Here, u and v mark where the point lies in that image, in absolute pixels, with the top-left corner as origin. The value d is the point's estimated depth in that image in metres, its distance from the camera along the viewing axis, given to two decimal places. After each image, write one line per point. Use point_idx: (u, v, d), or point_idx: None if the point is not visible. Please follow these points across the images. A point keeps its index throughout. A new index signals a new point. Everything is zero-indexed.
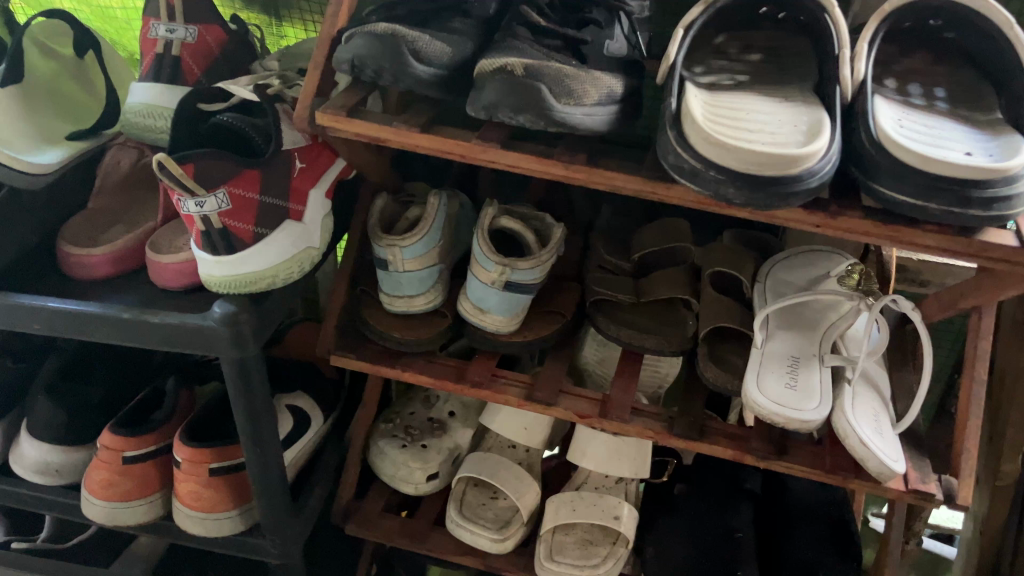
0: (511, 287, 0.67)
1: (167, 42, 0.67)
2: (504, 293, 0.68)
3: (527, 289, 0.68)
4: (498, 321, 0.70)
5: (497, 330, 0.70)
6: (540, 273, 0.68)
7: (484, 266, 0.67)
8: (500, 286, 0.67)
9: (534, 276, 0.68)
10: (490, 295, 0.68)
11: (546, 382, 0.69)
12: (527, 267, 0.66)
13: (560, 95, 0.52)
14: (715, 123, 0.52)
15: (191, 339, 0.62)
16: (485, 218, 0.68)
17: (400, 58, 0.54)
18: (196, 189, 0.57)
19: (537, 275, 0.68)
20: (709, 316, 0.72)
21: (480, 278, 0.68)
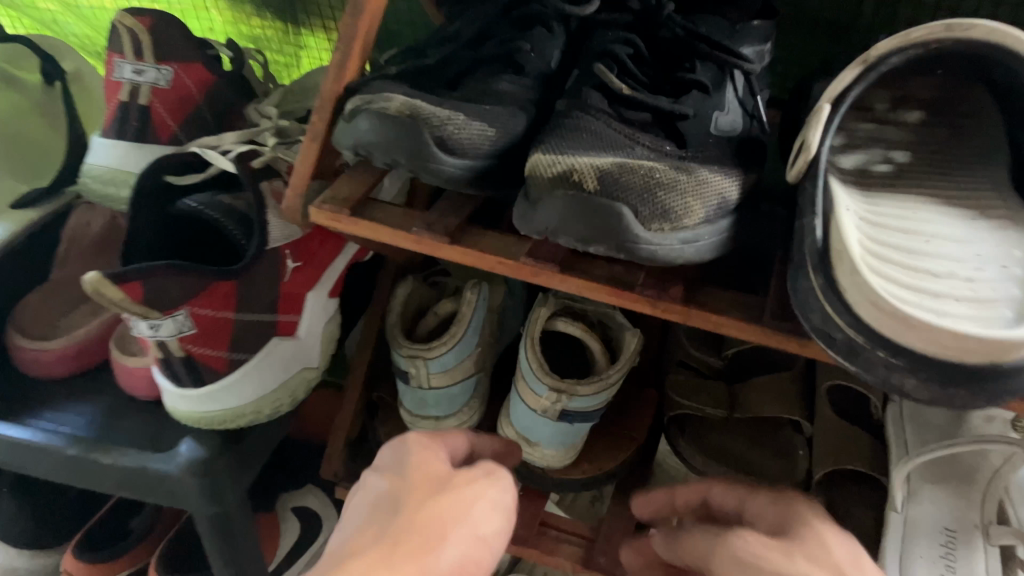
0: (568, 418, 0.52)
1: (133, 88, 0.51)
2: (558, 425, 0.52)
3: (589, 417, 0.52)
4: (548, 457, 0.54)
5: (545, 466, 0.55)
6: (607, 399, 0.52)
7: (534, 390, 0.51)
8: (553, 415, 0.51)
9: (598, 404, 0.52)
10: (540, 424, 0.52)
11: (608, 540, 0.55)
12: (590, 394, 0.50)
13: (652, 216, 0.36)
14: (882, 268, 0.35)
15: (154, 487, 0.48)
16: (536, 322, 0.52)
17: (422, 149, 0.38)
18: (148, 313, 0.42)
19: (602, 402, 0.52)
20: (828, 452, 0.55)
21: (527, 403, 0.52)
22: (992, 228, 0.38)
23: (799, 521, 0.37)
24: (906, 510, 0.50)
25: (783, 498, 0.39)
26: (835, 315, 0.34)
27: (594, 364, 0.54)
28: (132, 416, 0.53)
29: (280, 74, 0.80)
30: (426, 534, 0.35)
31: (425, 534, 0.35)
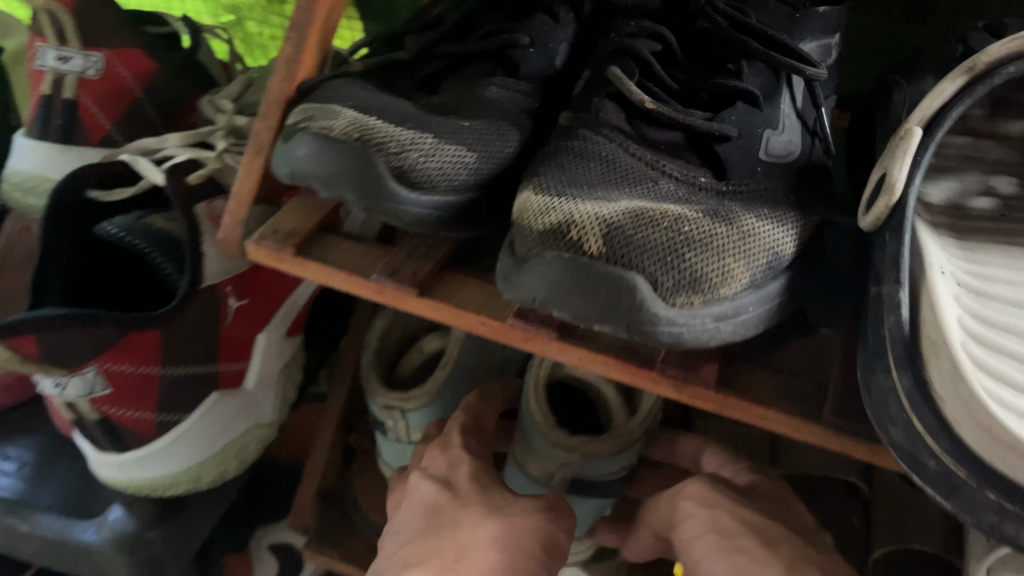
0: (581, 486, 0.43)
1: (56, 77, 0.42)
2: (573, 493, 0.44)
3: (607, 482, 0.43)
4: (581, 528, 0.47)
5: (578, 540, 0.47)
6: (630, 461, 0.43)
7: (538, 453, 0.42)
8: (561, 482, 0.43)
9: (619, 468, 0.43)
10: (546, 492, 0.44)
11: None
12: (605, 460, 0.41)
13: (675, 289, 0.26)
14: (998, 368, 0.25)
15: (77, 559, 0.41)
16: (536, 376, 0.42)
17: (374, 186, 0.29)
18: (47, 370, 0.34)
19: (622, 467, 0.43)
20: (889, 523, 0.46)
21: (530, 468, 0.43)
22: None
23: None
24: None
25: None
26: (928, 434, 0.25)
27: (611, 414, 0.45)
28: (62, 464, 0.46)
29: (251, 59, 0.70)
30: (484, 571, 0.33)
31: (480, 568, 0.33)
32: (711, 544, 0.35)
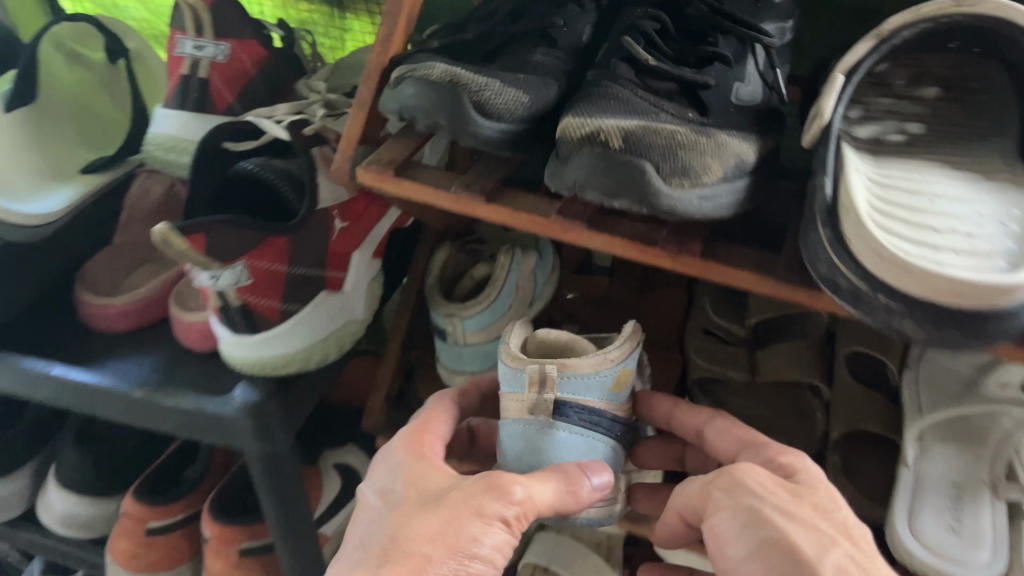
0: (570, 415, 0.43)
1: (193, 61, 0.55)
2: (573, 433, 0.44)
3: (594, 418, 0.44)
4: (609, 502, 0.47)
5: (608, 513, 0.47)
6: (622, 395, 0.46)
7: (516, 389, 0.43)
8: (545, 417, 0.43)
9: (608, 400, 0.45)
10: (533, 442, 0.43)
11: None
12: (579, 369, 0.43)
13: (671, 174, 0.38)
14: (889, 222, 0.37)
15: (211, 427, 0.52)
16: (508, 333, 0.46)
17: (460, 112, 0.41)
18: (208, 263, 0.46)
19: (612, 398, 0.46)
20: (846, 413, 0.57)
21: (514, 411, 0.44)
22: (993, 188, 0.40)
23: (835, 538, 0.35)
24: (917, 468, 0.54)
25: (821, 534, 0.37)
26: (842, 267, 0.37)
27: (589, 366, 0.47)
28: (189, 366, 0.58)
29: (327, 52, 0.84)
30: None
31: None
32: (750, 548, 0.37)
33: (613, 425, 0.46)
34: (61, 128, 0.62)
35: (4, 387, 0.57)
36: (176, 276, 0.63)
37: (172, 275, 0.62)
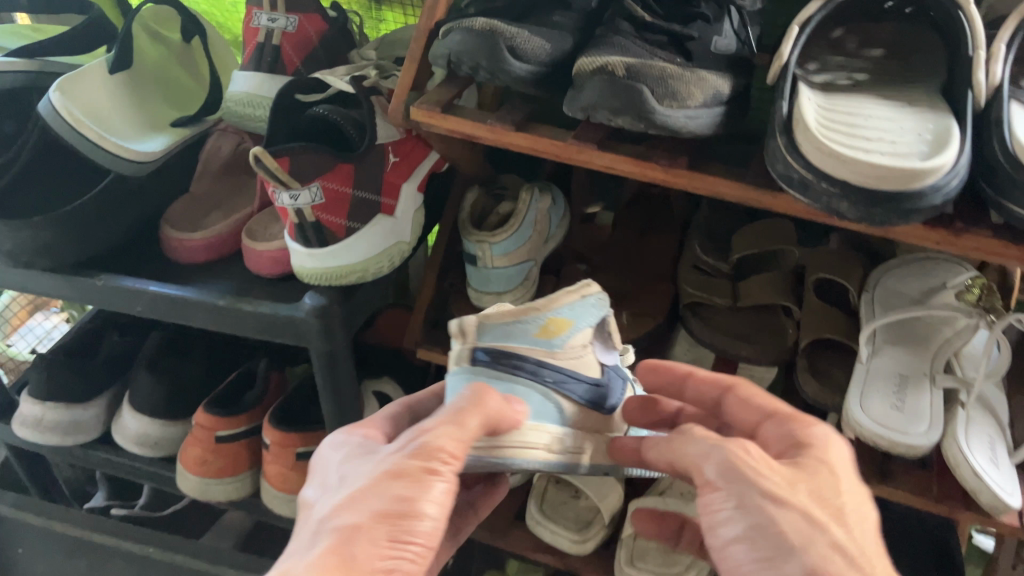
0: (489, 356, 0.49)
1: (268, 31, 0.67)
2: (492, 375, 0.48)
3: (517, 361, 0.48)
4: (574, 448, 0.49)
5: (576, 457, 0.49)
6: (560, 342, 0.50)
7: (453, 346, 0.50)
8: (468, 361, 0.49)
9: (539, 345, 0.49)
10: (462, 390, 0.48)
11: None
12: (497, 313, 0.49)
13: (663, 97, 0.49)
14: (831, 131, 0.48)
15: (284, 328, 0.63)
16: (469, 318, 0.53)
17: (497, 54, 0.52)
18: (290, 182, 0.57)
19: (544, 345, 0.49)
20: (812, 325, 0.68)
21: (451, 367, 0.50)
22: (916, 109, 0.52)
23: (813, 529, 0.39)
24: (870, 363, 0.64)
25: (814, 520, 0.40)
26: (795, 164, 0.48)
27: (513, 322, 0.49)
28: (261, 286, 0.69)
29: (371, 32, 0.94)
30: (428, 542, 0.40)
31: (429, 541, 0.40)
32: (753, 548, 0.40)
33: (539, 369, 0.48)
34: (150, 91, 0.73)
35: (106, 304, 0.68)
36: (246, 218, 0.74)
37: (242, 216, 0.74)
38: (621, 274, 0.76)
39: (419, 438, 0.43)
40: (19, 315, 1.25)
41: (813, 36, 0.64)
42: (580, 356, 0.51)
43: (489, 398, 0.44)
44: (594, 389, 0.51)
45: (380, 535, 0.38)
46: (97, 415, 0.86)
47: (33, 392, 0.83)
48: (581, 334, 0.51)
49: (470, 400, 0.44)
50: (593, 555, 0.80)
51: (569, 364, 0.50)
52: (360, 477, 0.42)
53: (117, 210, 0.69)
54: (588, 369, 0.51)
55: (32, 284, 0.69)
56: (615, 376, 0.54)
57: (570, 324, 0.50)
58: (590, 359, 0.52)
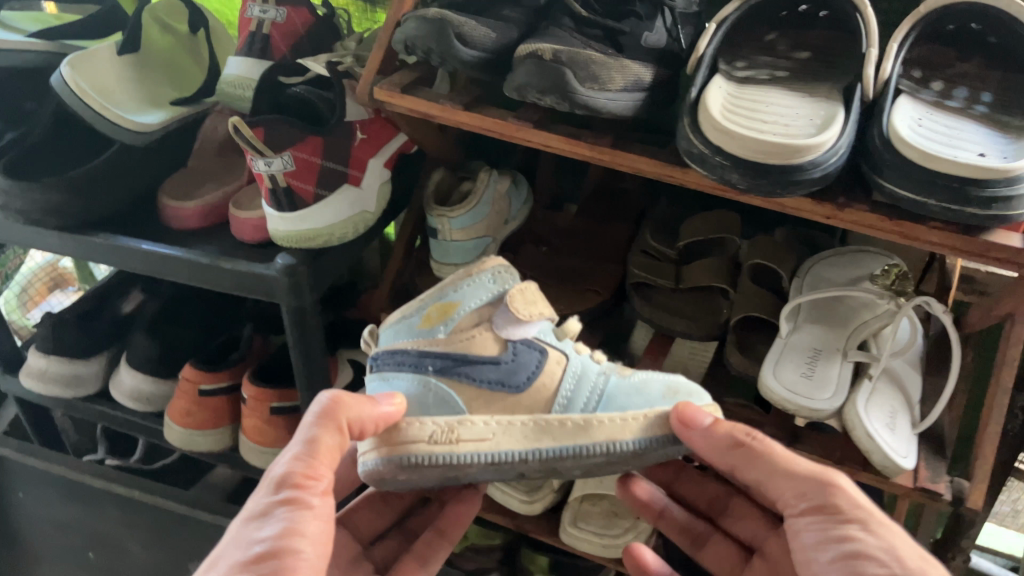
0: (384, 358, 0.57)
1: (259, 21, 0.74)
2: (384, 378, 0.56)
3: (404, 355, 0.55)
4: (471, 439, 0.52)
5: (474, 448, 0.52)
6: (443, 328, 0.54)
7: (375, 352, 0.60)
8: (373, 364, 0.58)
9: (422, 336, 0.55)
10: (371, 387, 0.58)
11: (716, 547, 0.70)
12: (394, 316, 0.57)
13: (586, 80, 0.56)
14: (731, 113, 0.55)
15: (258, 285, 0.70)
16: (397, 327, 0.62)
17: (446, 40, 0.59)
18: (264, 150, 0.64)
19: (428, 334, 0.55)
20: (743, 304, 0.74)
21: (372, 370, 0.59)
22: (814, 99, 0.58)
23: (894, 560, 0.46)
24: (790, 338, 0.70)
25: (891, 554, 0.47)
26: (696, 140, 0.54)
27: (402, 321, 0.56)
28: (244, 249, 0.76)
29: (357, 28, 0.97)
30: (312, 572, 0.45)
31: (312, 571, 0.46)
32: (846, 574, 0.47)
33: (421, 362, 0.54)
34: (155, 74, 0.81)
35: (105, 261, 0.76)
36: (235, 190, 0.81)
37: (232, 188, 0.81)
38: (577, 255, 0.83)
39: (281, 478, 0.50)
40: (41, 290, 1.32)
41: (747, 38, 0.71)
42: (472, 338, 0.54)
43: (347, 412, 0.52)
44: (492, 369, 0.54)
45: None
46: (97, 372, 0.93)
47: (40, 346, 0.91)
48: (468, 316, 0.54)
49: (322, 418, 0.52)
50: (542, 517, 0.86)
51: (457, 348, 0.54)
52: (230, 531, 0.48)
53: (119, 177, 0.76)
54: (482, 349, 0.54)
55: (40, 242, 0.76)
56: (530, 349, 0.55)
57: (457, 305, 0.54)
58: (483, 339, 0.54)
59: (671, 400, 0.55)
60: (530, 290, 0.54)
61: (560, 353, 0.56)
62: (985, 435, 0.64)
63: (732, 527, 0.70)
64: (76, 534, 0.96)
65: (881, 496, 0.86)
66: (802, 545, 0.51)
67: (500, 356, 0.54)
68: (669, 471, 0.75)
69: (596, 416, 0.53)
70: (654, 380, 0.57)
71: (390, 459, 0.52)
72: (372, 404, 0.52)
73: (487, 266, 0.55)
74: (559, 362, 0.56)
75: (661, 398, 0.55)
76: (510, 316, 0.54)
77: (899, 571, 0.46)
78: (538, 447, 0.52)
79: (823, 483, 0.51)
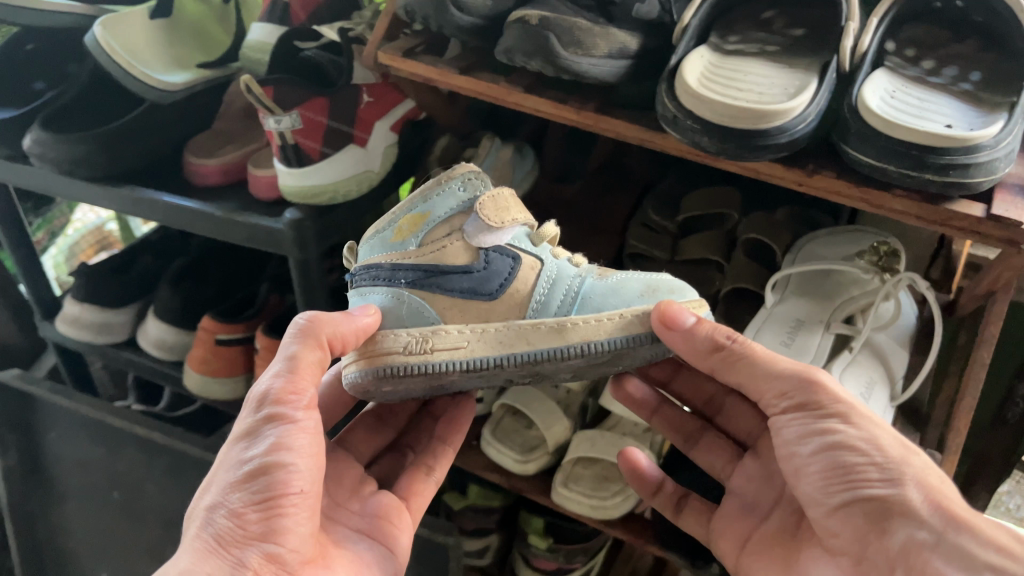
0: (360, 274, 0.59)
1: None
2: (360, 293, 0.59)
3: (379, 269, 0.58)
4: (446, 347, 0.54)
5: (448, 356, 0.54)
6: (415, 240, 0.56)
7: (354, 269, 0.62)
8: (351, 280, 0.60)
9: (395, 249, 0.57)
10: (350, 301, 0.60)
11: (713, 448, 0.73)
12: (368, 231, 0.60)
13: (570, 45, 0.58)
14: (707, 78, 0.57)
15: (267, 238, 0.74)
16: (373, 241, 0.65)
17: (441, 6, 0.62)
18: (274, 108, 0.68)
19: (400, 247, 0.57)
20: (733, 276, 0.76)
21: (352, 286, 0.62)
22: (791, 70, 0.60)
23: (874, 449, 0.50)
24: (774, 308, 0.72)
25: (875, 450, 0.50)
26: (670, 105, 0.57)
27: (376, 237, 0.58)
28: (258, 205, 0.80)
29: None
30: (303, 484, 0.50)
31: (304, 483, 0.50)
32: (827, 470, 0.51)
33: (394, 275, 0.57)
34: (184, 39, 0.86)
35: (130, 213, 0.81)
36: (255, 150, 0.86)
37: (252, 149, 0.85)
38: (580, 226, 0.86)
39: (263, 397, 0.52)
40: (85, 251, 1.39)
41: (745, 14, 0.72)
42: (444, 248, 0.56)
43: (326, 329, 0.53)
44: (462, 278, 0.55)
45: (250, 499, 0.48)
46: (127, 321, 0.99)
47: (75, 294, 0.97)
48: (438, 226, 0.56)
49: (304, 335, 0.54)
50: (536, 477, 0.88)
51: (428, 260, 0.56)
52: (225, 447, 0.52)
53: (146, 134, 0.81)
54: (452, 258, 0.56)
55: (73, 193, 0.82)
56: (502, 256, 0.56)
57: (428, 216, 0.56)
58: (455, 249, 0.56)
59: (649, 298, 0.56)
60: (501, 197, 0.56)
61: (534, 259, 0.57)
62: (960, 409, 0.65)
63: (727, 424, 0.73)
64: (100, 473, 1.03)
65: None
66: (783, 437, 0.54)
67: (471, 265, 0.55)
68: (666, 369, 0.75)
69: (570, 320, 0.54)
70: (634, 281, 0.57)
71: (368, 370, 0.54)
72: (350, 319, 0.55)
73: (456, 174, 0.56)
74: (532, 268, 0.57)
75: (637, 297, 0.56)
76: (481, 224, 0.55)
77: (879, 459, 0.49)
78: (512, 352, 0.54)
79: (806, 382, 0.54)
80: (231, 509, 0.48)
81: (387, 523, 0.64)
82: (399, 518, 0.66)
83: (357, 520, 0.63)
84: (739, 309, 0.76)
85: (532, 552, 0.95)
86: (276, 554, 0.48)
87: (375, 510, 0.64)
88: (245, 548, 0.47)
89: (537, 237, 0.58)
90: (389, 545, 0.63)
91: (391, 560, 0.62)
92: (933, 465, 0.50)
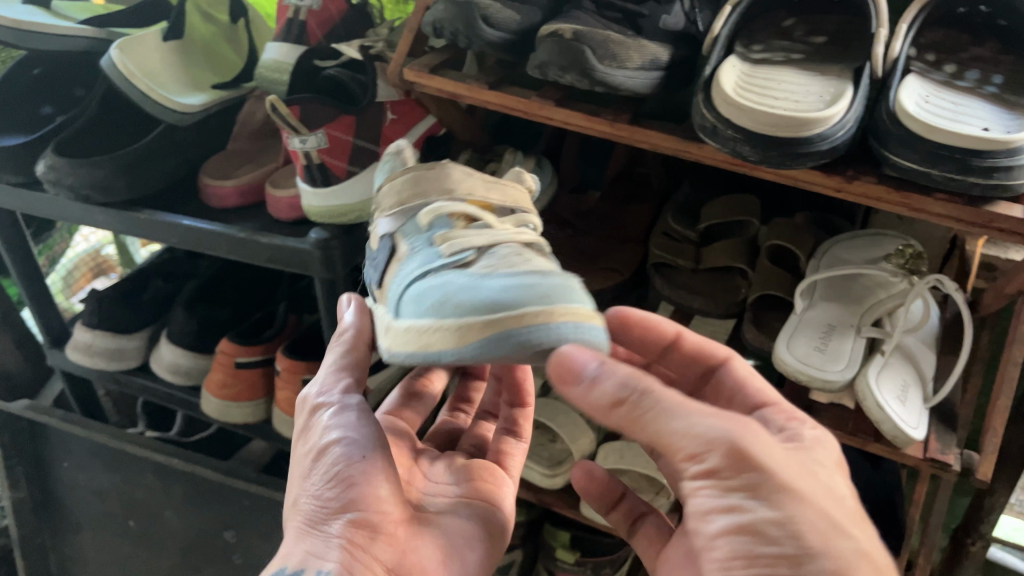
0: None
1: (296, 8, 0.76)
2: None
3: None
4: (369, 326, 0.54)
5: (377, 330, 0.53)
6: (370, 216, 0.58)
7: None
8: None
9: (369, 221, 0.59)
10: None
11: None
12: None
13: (605, 58, 0.58)
14: (744, 87, 0.57)
15: (292, 258, 0.73)
16: None
17: (472, 21, 0.62)
18: (300, 127, 0.68)
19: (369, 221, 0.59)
20: (759, 283, 0.76)
21: None
22: (824, 79, 0.60)
23: (789, 538, 0.39)
24: (804, 314, 0.73)
25: (796, 541, 0.39)
26: (710, 114, 0.57)
27: None
28: (278, 225, 0.79)
29: (388, 13, 0.94)
30: (364, 449, 0.51)
31: (364, 449, 0.51)
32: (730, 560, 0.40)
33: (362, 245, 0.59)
34: (197, 60, 0.85)
35: (146, 236, 0.79)
36: (272, 171, 0.85)
37: (269, 169, 0.85)
38: (602, 238, 0.86)
39: (311, 393, 0.55)
40: (83, 276, 1.37)
41: (766, 23, 0.72)
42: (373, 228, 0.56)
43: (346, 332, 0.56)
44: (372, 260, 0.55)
45: (320, 478, 0.51)
46: (139, 347, 0.97)
47: (86, 321, 0.95)
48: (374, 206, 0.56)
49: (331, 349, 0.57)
50: (563, 491, 0.88)
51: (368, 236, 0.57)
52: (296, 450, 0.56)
53: (160, 156, 0.80)
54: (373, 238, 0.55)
55: (88, 218, 0.81)
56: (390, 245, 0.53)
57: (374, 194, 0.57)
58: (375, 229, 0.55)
59: (461, 309, 0.42)
60: (400, 179, 0.53)
61: (403, 251, 0.51)
62: (996, 408, 0.66)
63: None
64: (114, 501, 1.01)
65: (897, 478, 0.89)
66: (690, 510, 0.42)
67: (377, 247, 0.55)
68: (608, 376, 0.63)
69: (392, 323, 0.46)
70: (457, 284, 0.44)
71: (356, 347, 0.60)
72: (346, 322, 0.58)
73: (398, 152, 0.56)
74: (398, 262, 0.51)
75: (450, 306, 0.42)
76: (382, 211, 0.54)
77: (796, 551, 0.38)
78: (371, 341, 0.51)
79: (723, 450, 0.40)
80: (311, 494, 0.51)
81: (483, 483, 0.62)
82: (496, 476, 0.64)
83: (452, 490, 0.61)
84: (767, 315, 0.76)
85: (557, 566, 0.94)
86: (362, 520, 0.49)
87: (464, 476, 0.62)
88: (333, 523, 0.49)
89: (426, 223, 0.50)
90: (490, 500, 0.61)
91: (497, 512, 0.61)
92: (869, 557, 0.39)
